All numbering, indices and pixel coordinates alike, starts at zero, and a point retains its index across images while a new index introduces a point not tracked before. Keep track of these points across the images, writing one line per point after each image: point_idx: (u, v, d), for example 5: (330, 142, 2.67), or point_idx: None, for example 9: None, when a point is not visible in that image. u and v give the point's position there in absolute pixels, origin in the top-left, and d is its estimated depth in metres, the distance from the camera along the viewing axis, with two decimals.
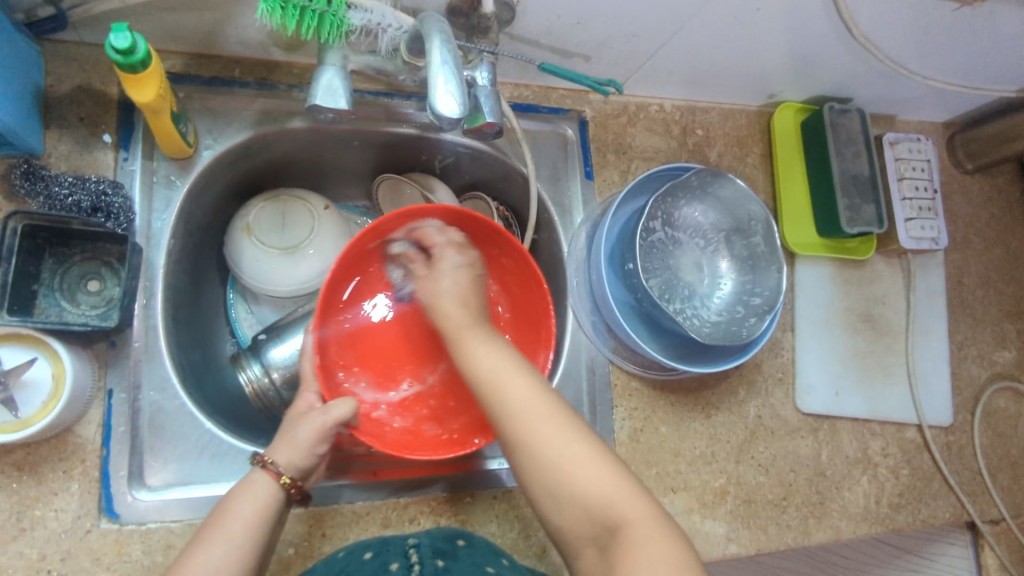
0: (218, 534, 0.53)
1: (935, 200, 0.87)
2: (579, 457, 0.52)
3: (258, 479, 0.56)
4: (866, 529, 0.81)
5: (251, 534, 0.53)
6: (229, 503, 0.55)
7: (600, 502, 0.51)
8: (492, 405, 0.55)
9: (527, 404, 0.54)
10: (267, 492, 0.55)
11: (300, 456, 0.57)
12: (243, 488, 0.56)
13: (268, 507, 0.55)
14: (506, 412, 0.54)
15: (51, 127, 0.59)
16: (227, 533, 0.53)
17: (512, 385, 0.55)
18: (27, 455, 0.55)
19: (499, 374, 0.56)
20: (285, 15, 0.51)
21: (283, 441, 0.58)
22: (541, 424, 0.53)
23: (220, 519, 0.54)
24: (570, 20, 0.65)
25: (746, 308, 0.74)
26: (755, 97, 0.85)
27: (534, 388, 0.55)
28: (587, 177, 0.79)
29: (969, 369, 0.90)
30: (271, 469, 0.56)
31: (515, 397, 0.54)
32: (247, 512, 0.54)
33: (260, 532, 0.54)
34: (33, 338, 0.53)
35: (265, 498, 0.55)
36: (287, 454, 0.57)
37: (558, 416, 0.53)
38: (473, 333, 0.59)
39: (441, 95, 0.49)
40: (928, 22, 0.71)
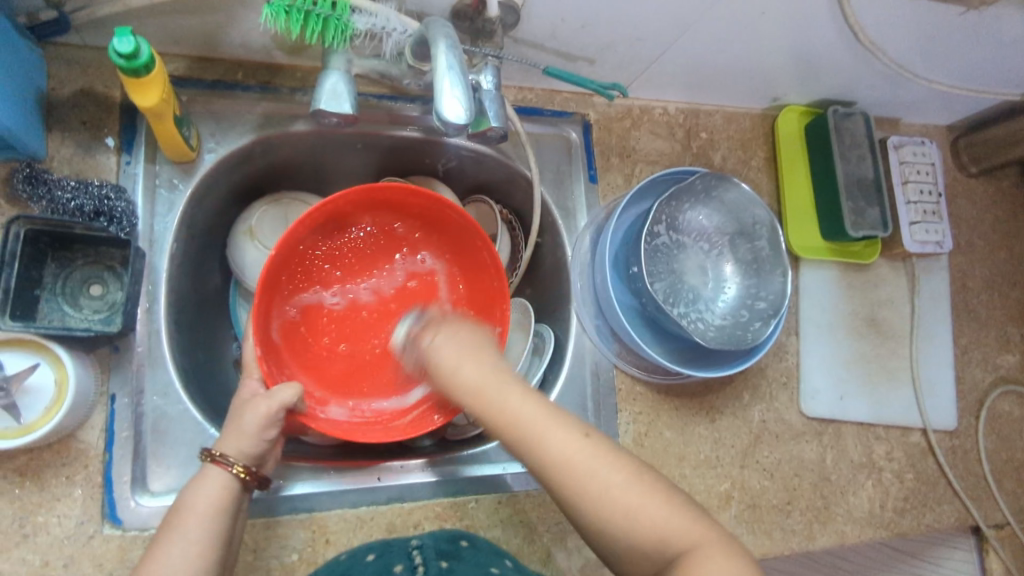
0: (174, 535, 0.51)
1: (939, 204, 0.86)
2: (627, 495, 0.49)
3: (208, 472, 0.54)
4: (870, 533, 0.81)
5: (207, 529, 0.51)
6: (182, 504, 0.53)
7: (659, 541, 0.48)
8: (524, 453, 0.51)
9: (568, 456, 0.49)
10: (219, 483, 0.54)
11: (249, 446, 0.56)
12: (196, 484, 0.54)
13: (219, 500, 0.53)
14: (545, 462, 0.50)
15: (54, 131, 0.59)
16: (183, 533, 0.51)
17: (548, 438, 0.50)
18: (29, 460, 0.54)
19: (533, 427, 0.50)
20: (290, 20, 0.51)
21: (231, 436, 0.56)
22: (587, 474, 0.49)
23: (176, 518, 0.52)
24: (575, 23, 0.64)
25: (751, 312, 0.74)
26: (759, 99, 0.85)
27: (574, 437, 0.50)
28: (591, 181, 0.79)
29: (973, 372, 0.90)
30: (220, 461, 0.54)
31: (555, 447, 0.50)
32: (202, 505, 0.52)
33: (216, 529, 0.52)
34: (35, 344, 0.53)
35: (219, 491, 0.54)
36: (239, 446, 0.56)
37: (600, 457, 0.50)
38: (494, 377, 0.53)
39: (447, 100, 0.49)
40: (934, 26, 0.71)
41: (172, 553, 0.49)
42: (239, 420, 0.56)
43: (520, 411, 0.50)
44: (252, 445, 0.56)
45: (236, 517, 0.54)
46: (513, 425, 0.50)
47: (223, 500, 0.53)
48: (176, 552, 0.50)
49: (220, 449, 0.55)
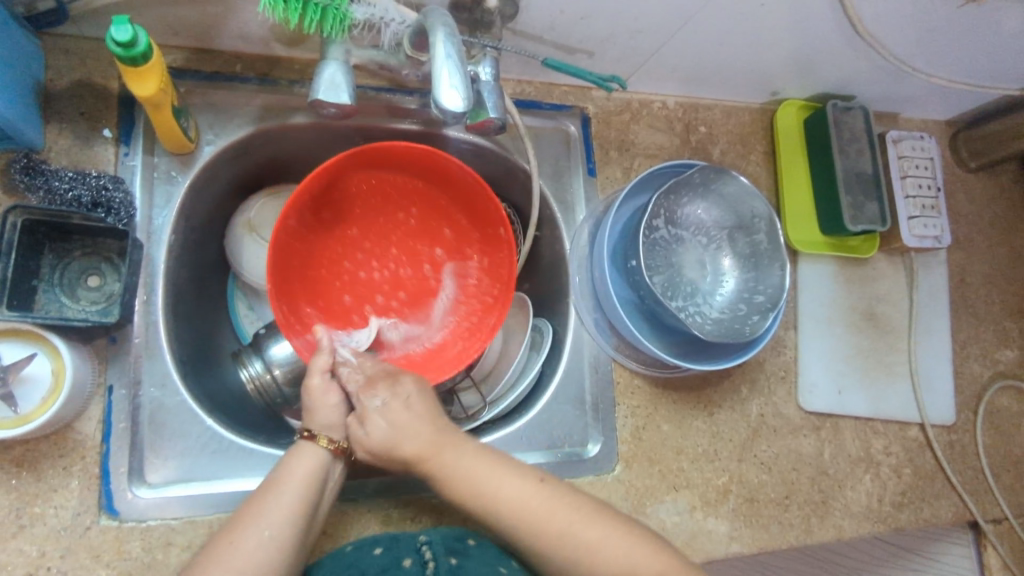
0: (276, 494, 0.53)
1: (938, 198, 0.86)
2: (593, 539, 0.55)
3: (302, 447, 0.57)
4: (868, 527, 0.81)
5: (306, 491, 0.54)
6: (278, 469, 0.55)
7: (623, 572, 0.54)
8: (489, 505, 0.56)
9: (527, 501, 0.55)
10: (317, 457, 0.56)
11: (330, 416, 0.58)
12: (290, 460, 0.56)
13: (316, 472, 0.55)
14: (504, 511, 0.55)
15: (51, 122, 0.59)
16: (279, 494, 0.53)
17: (501, 485, 0.56)
18: (26, 451, 0.54)
19: (467, 475, 0.56)
20: (288, 9, 0.51)
21: (312, 415, 0.58)
22: (546, 516, 0.55)
23: (273, 488, 0.53)
24: (574, 15, 0.64)
25: (749, 306, 0.74)
26: (758, 94, 0.85)
27: (532, 483, 0.56)
28: (590, 174, 0.79)
29: (972, 368, 0.90)
30: (310, 437, 0.57)
31: (511, 492, 0.56)
32: (298, 473, 0.54)
33: (311, 496, 0.54)
34: (30, 333, 0.53)
35: (314, 463, 0.56)
36: (323, 421, 0.58)
37: (558, 499, 0.56)
38: (450, 441, 0.57)
39: (446, 90, 0.49)
40: (933, 19, 0.71)
41: (267, 510, 0.51)
42: (316, 396, 0.58)
43: (469, 466, 0.56)
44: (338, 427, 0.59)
45: (327, 489, 0.56)
46: (457, 481, 0.56)
47: (321, 471, 0.56)
48: (274, 507, 0.52)
49: (310, 428, 0.58)
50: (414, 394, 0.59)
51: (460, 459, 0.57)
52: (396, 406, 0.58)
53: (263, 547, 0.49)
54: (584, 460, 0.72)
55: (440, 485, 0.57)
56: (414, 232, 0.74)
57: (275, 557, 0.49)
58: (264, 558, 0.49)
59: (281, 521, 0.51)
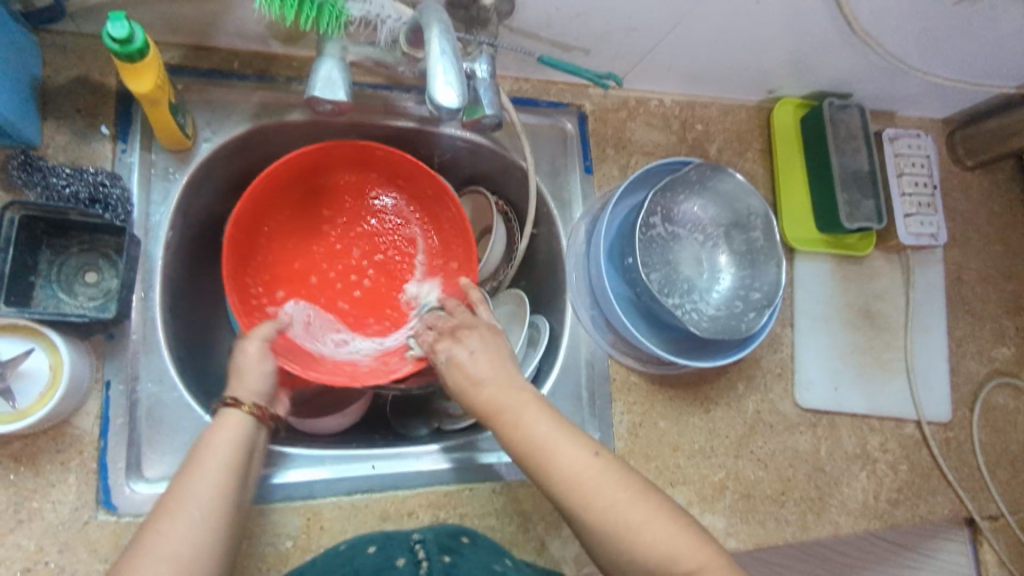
0: (195, 470, 0.51)
1: (935, 196, 0.86)
2: (641, 521, 0.52)
3: (224, 417, 0.55)
4: (865, 524, 0.81)
5: (230, 465, 0.52)
6: (200, 444, 0.53)
7: (665, 560, 0.51)
8: (544, 466, 0.54)
9: (579, 473, 0.54)
10: (239, 424, 0.54)
11: (257, 383, 0.57)
12: (212, 431, 0.54)
13: (238, 445, 0.53)
14: (565, 478, 0.54)
15: (49, 119, 0.59)
16: (203, 468, 0.51)
17: (563, 451, 0.54)
18: (24, 446, 0.54)
19: (543, 441, 0.55)
20: (284, 5, 0.51)
21: (241, 381, 0.57)
22: (595, 494, 0.53)
23: (196, 461, 0.51)
24: (570, 13, 0.64)
25: (745, 303, 0.74)
26: (755, 92, 0.85)
27: (587, 455, 0.54)
28: (587, 172, 0.79)
29: (968, 365, 0.90)
30: (235, 404, 0.55)
31: (569, 461, 0.54)
32: (220, 444, 0.52)
33: (235, 467, 0.52)
34: (28, 329, 0.53)
35: (236, 432, 0.54)
36: (249, 387, 0.57)
37: (612, 476, 0.54)
38: (532, 404, 0.57)
39: (441, 86, 0.49)
40: (928, 17, 0.71)
41: (192, 488, 0.49)
42: (251, 360, 0.59)
43: (540, 429, 0.55)
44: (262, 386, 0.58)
45: (253, 457, 0.55)
46: (526, 443, 0.55)
47: (244, 442, 0.54)
48: (200, 482, 0.50)
49: (235, 393, 0.56)
50: (482, 349, 0.59)
51: (527, 420, 0.56)
52: (463, 358, 0.59)
53: (194, 524, 0.48)
54: None
55: (507, 441, 0.56)
56: (379, 227, 0.76)
57: (205, 532, 0.48)
58: (195, 532, 0.47)
59: (206, 497, 0.49)
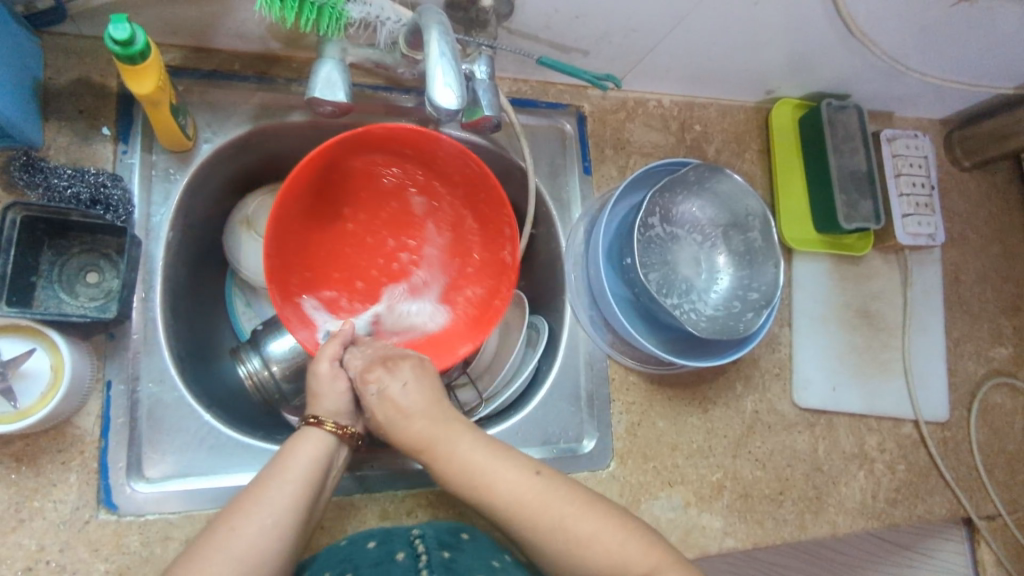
0: (272, 478, 0.52)
1: (932, 197, 0.87)
2: (585, 533, 0.54)
3: (307, 432, 0.56)
4: (862, 523, 0.81)
5: (308, 480, 0.53)
6: (279, 457, 0.54)
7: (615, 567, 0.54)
8: (479, 491, 0.56)
9: (520, 495, 0.55)
10: (321, 440, 0.56)
11: (335, 404, 0.58)
12: (295, 444, 0.55)
13: (319, 461, 0.54)
14: (496, 502, 0.55)
15: (50, 120, 0.59)
16: (283, 478, 0.52)
17: (500, 476, 0.56)
18: (25, 446, 0.55)
19: (473, 470, 0.56)
20: (284, 8, 0.51)
21: (318, 402, 0.58)
22: (541, 511, 0.55)
23: (278, 471, 0.53)
24: (569, 14, 0.65)
25: (743, 303, 0.75)
26: (753, 93, 0.85)
27: (528, 475, 0.56)
28: (586, 173, 0.79)
29: (966, 365, 0.91)
30: (319, 424, 0.57)
31: (506, 485, 0.55)
32: (305, 457, 0.54)
33: (314, 480, 0.53)
34: (30, 329, 0.53)
35: (319, 448, 0.55)
36: (327, 407, 0.58)
37: (552, 492, 0.56)
38: (457, 427, 0.58)
39: (440, 88, 0.50)
40: (925, 18, 0.71)
41: (271, 494, 0.51)
42: (323, 381, 0.59)
43: (471, 457, 0.56)
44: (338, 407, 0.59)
45: (331, 474, 0.56)
46: (460, 473, 0.56)
47: (324, 457, 0.55)
48: (276, 491, 0.51)
49: (317, 412, 0.58)
50: (410, 379, 0.59)
51: (461, 450, 0.57)
52: (394, 389, 0.58)
53: (265, 531, 0.48)
54: (579, 456, 0.72)
55: (435, 469, 0.57)
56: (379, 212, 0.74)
57: (278, 541, 0.49)
58: (266, 540, 0.48)
59: (281, 503, 0.50)
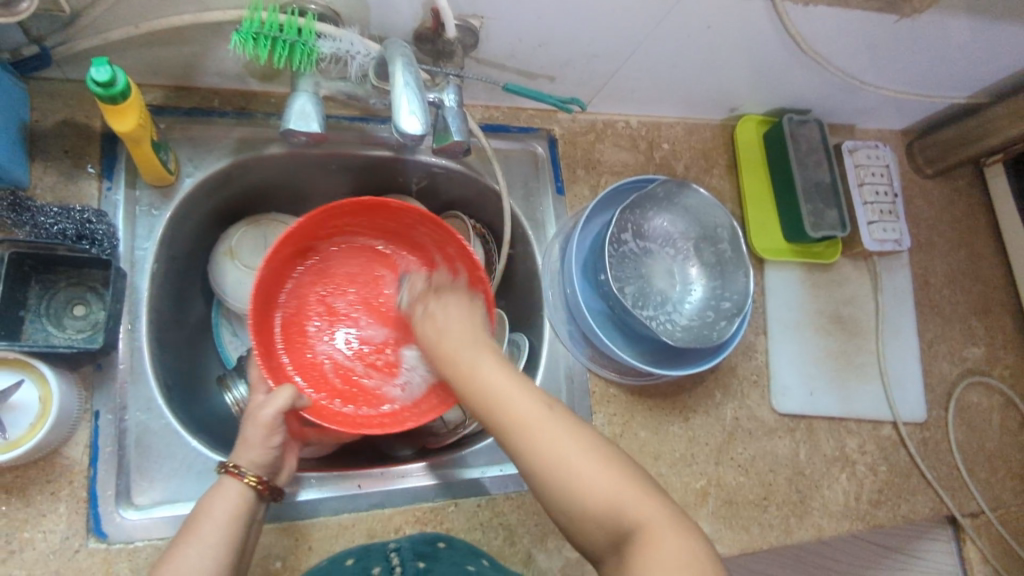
0: (190, 540, 0.51)
1: (895, 204, 0.90)
2: (585, 467, 0.48)
3: (224, 483, 0.55)
4: (847, 526, 0.82)
5: (225, 535, 0.52)
6: (197, 513, 0.53)
7: (610, 505, 0.47)
8: (496, 415, 0.51)
9: (528, 416, 0.50)
10: (237, 495, 0.54)
11: (259, 455, 0.56)
12: (211, 495, 0.54)
13: (236, 507, 0.54)
14: (511, 425, 0.50)
15: (37, 161, 0.62)
16: (198, 537, 0.51)
17: (521, 405, 0.51)
18: (15, 477, 0.56)
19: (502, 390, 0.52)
20: (257, 46, 0.55)
21: (242, 447, 0.57)
22: (546, 436, 0.49)
23: (190, 527, 0.52)
24: (532, 43, 0.68)
25: (716, 312, 0.77)
26: (717, 111, 0.89)
27: (540, 404, 0.51)
28: (559, 193, 0.82)
29: (940, 366, 0.93)
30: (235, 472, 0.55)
31: (515, 406, 0.51)
32: (218, 511, 0.53)
33: (234, 527, 0.53)
34: (19, 362, 0.55)
35: (234, 501, 0.54)
36: (249, 457, 0.56)
37: (559, 423, 0.50)
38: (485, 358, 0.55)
39: (405, 116, 0.52)
40: (872, 35, 0.75)
41: (186, 554, 0.50)
42: (256, 430, 0.57)
43: (493, 379, 0.53)
44: (264, 452, 0.57)
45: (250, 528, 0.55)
46: (480, 394, 0.53)
47: (240, 511, 0.54)
48: (189, 556, 0.50)
49: (237, 461, 0.56)
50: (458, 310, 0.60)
51: (481, 371, 0.54)
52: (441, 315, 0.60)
53: None
54: None
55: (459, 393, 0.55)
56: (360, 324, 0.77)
57: None
58: None
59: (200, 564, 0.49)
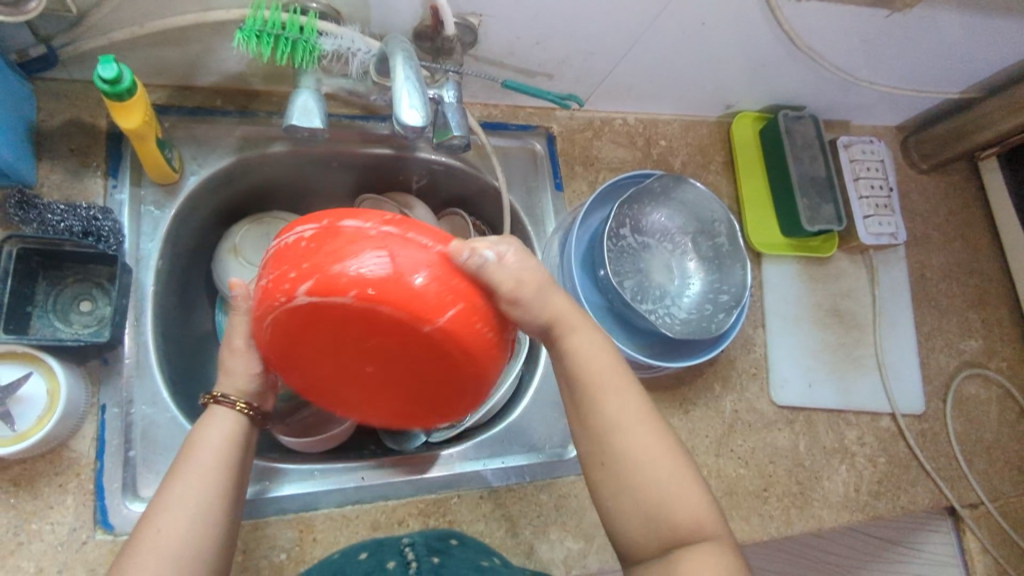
0: (187, 467, 0.51)
1: (891, 197, 0.91)
2: (676, 476, 0.54)
3: (213, 412, 0.55)
4: (847, 517, 0.83)
5: (225, 458, 0.53)
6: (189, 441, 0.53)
7: (686, 514, 0.53)
8: (596, 403, 0.55)
9: (630, 417, 0.54)
10: (228, 420, 0.55)
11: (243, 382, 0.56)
12: (200, 425, 0.55)
13: (233, 436, 0.54)
14: (611, 420, 0.54)
15: (43, 160, 0.63)
16: (198, 462, 0.52)
17: (612, 395, 0.55)
18: (23, 470, 0.57)
19: (594, 376, 0.55)
20: (261, 43, 0.56)
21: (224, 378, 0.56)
22: (642, 439, 0.54)
23: (187, 454, 0.52)
24: (530, 41, 0.69)
25: (714, 305, 0.78)
26: (713, 108, 0.90)
27: (629, 400, 0.55)
28: (558, 189, 0.83)
29: (938, 358, 0.94)
30: (222, 400, 0.55)
31: (618, 405, 0.55)
32: (213, 440, 0.53)
33: (232, 457, 0.53)
34: (27, 355, 0.55)
35: (227, 425, 0.54)
36: (233, 385, 0.56)
37: (655, 430, 0.55)
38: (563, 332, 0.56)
39: (406, 109, 0.53)
40: (865, 30, 0.76)
41: (190, 478, 0.51)
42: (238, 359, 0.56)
43: (595, 361, 0.56)
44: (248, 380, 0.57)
45: (245, 452, 0.55)
46: (585, 372, 0.55)
47: (234, 434, 0.54)
48: (192, 478, 0.51)
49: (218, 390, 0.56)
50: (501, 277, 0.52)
51: (582, 342, 0.56)
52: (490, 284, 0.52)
53: (195, 515, 0.49)
54: (566, 462, 0.73)
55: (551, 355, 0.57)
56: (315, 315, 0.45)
57: (206, 521, 0.49)
58: (197, 523, 0.49)
59: (205, 487, 0.50)
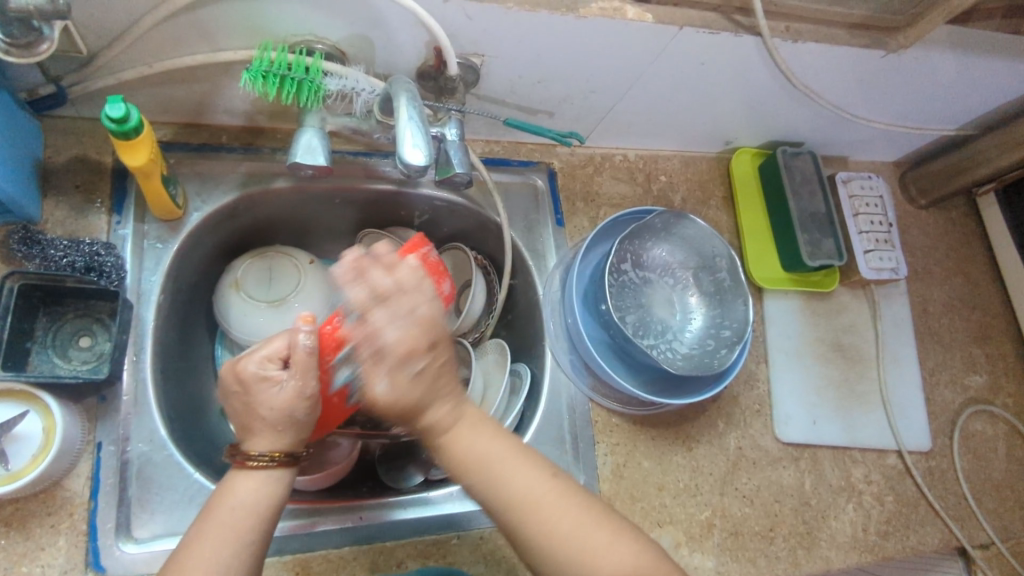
0: (214, 525, 0.50)
1: (891, 233, 0.91)
2: (600, 542, 0.52)
3: (243, 471, 0.53)
4: (856, 558, 0.81)
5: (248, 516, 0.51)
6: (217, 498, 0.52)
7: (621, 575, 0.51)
8: (496, 494, 0.53)
9: (537, 492, 0.53)
10: (257, 477, 0.53)
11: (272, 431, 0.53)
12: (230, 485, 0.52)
13: (264, 495, 0.52)
14: (516, 506, 0.53)
15: (49, 196, 0.63)
16: (224, 520, 0.50)
17: (516, 476, 0.54)
18: (16, 510, 0.55)
19: (498, 463, 0.54)
20: (266, 84, 0.57)
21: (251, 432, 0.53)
22: (553, 510, 0.53)
23: (214, 509, 0.51)
24: (531, 79, 0.70)
25: (716, 340, 0.77)
26: (713, 144, 0.91)
27: (542, 473, 0.54)
28: (559, 225, 0.83)
29: (943, 394, 0.93)
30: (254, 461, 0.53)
31: (521, 483, 0.53)
32: (242, 497, 0.51)
33: (264, 520, 0.52)
34: (25, 394, 0.55)
35: (257, 485, 0.52)
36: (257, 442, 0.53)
37: (567, 497, 0.54)
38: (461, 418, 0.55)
39: (409, 148, 0.53)
40: (862, 70, 0.77)
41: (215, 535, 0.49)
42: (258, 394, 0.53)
43: (486, 445, 0.54)
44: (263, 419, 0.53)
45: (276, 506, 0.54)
46: (469, 456, 0.54)
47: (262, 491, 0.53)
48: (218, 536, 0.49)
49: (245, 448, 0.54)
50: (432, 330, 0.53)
51: (465, 435, 0.54)
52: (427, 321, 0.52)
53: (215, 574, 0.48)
54: None
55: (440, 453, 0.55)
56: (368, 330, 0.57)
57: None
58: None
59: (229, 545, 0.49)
